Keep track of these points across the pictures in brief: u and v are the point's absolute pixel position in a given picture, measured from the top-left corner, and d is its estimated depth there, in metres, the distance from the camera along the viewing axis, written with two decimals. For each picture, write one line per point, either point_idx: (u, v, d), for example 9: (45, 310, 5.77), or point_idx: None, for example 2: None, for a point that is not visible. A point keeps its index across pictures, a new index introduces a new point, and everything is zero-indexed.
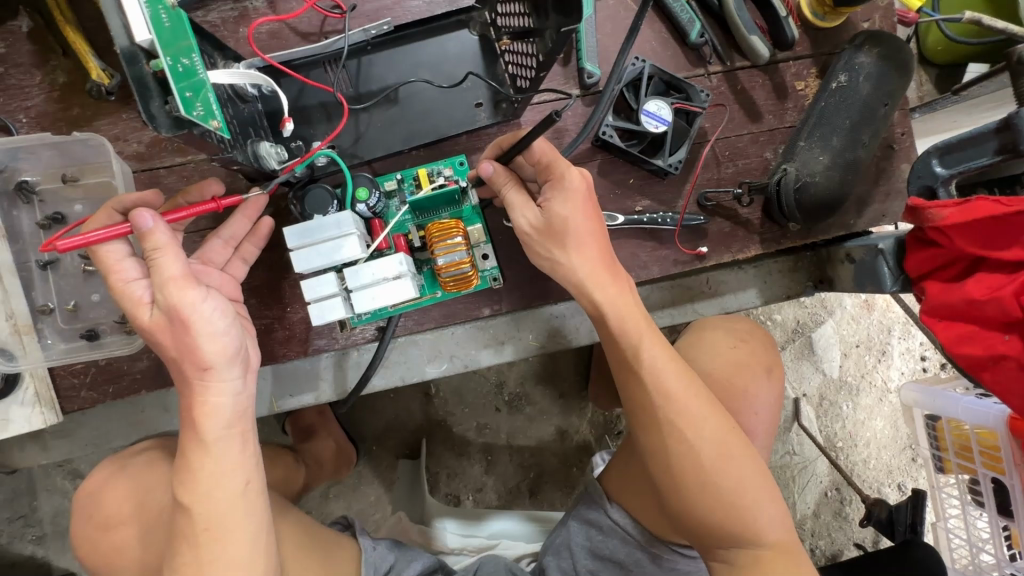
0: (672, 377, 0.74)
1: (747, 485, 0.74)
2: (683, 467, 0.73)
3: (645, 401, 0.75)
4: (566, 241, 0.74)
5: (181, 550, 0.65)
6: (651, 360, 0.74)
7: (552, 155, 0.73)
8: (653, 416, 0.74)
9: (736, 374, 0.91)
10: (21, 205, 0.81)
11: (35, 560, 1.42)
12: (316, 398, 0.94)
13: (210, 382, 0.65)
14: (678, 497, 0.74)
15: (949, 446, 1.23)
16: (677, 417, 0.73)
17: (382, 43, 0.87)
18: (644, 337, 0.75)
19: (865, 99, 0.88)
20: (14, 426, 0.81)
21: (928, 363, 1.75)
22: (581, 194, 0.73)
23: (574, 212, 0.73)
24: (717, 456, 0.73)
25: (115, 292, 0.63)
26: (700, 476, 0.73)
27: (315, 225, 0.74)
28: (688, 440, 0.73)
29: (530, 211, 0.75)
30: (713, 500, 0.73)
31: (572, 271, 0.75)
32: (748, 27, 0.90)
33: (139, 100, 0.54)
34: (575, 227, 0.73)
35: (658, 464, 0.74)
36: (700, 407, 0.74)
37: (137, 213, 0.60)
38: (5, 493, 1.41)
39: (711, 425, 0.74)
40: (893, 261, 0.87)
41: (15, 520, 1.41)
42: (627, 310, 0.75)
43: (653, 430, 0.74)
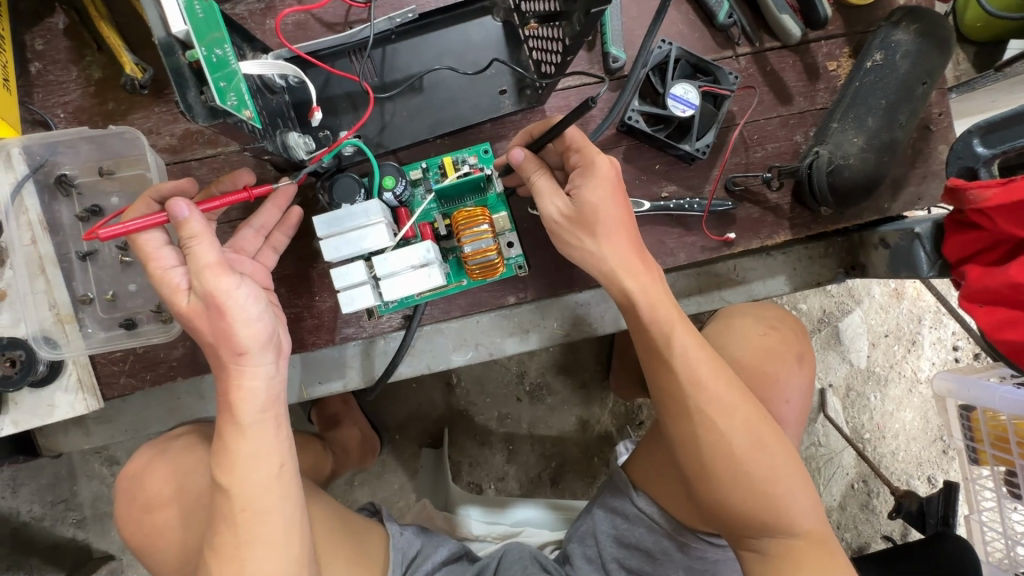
0: (703, 366, 0.74)
1: (779, 474, 0.73)
2: (713, 455, 0.72)
3: (674, 390, 0.74)
4: (597, 229, 0.74)
5: (222, 532, 0.67)
6: (681, 348, 0.74)
7: (582, 143, 0.74)
8: (683, 405, 0.73)
9: (767, 362, 0.89)
10: (61, 198, 0.84)
11: (76, 542, 1.48)
12: (344, 386, 0.96)
13: (245, 366, 0.67)
14: (708, 487, 0.73)
15: (984, 437, 1.20)
16: (707, 406, 0.73)
17: (406, 31, 0.87)
18: (674, 325, 0.75)
19: (902, 77, 0.85)
20: (60, 412, 0.83)
21: (961, 353, 1.70)
22: (610, 181, 0.73)
23: (604, 199, 0.73)
24: (749, 445, 0.72)
25: (154, 279, 0.65)
26: (732, 465, 0.72)
27: (344, 214, 0.74)
28: (717, 428, 0.72)
29: (560, 199, 0.75)
30: (744, 489, 0.72)
31: (603, 260, 0.75)
32: (779, 6, 0.88)
33: (176, 91, 0.55)
34: (604, 215, 0.73)
35: (688, 454, 0.74)
36: (730, 395, 0.74)
37: (173, 202, 0.62)
38: (47, 478, 1.47)
39: (742, 413, 0.73)
40: (930, 245, 0.85)
41: (57, 504, 1.47)
42: (658, 299, 0.75)
43: (682, 420, 0.74)
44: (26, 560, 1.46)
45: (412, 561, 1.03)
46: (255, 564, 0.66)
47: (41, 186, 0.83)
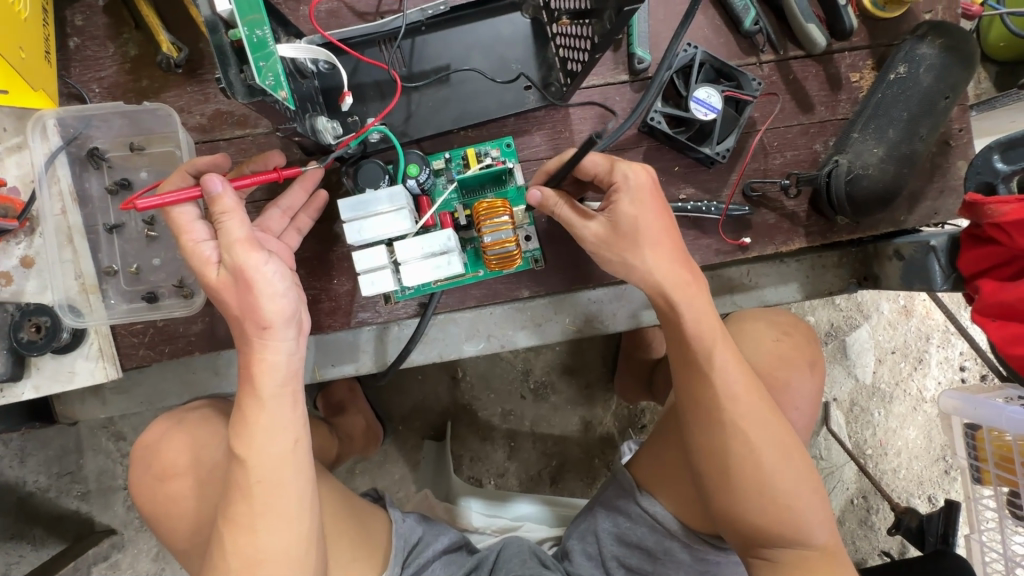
0: (739, 378, 0.74)
1: (803, 488, 0.74)
2: (742, 466, 0.73)
3: (709, 399, 0.74)
4: (640, 242, 0.75)
5: (236, 500, 0.69)
6: (720, 361, 0.74)
7: (608, 162, 0.76)
8: (718, 416, 0.74)
9: (782, 369, 0.90)
10: (91, 171, 0.86)
11: (79, 515, 1.50)
12: (356, 369, 0.97)
13: (268, 339, 0.68)
14: (731, 496, 0.73)
15: (989, 456, 1.20)
16: (743, 418, 0.73)
17: (436, 24, 0.89)
18: (714, 337, 0.75)
19: (924, 90, 0.85)
20: (80, 379, 0.85)
21: (967, 373, 1.70)
22: (646, 189, 0.75)
23: (647, 215, 0.75)
24: (778, 459, 0.73)
25: (185, 251, 0.66)
26: (758, 476, 0.72)
27: (369, 199, 0.76)
28: (751, 440, 0.73)
29: (597, 222, 0.77)
30: (767, 500, 0.72)
31: (649, 270, 0.75)
32: (806, 15, 0.89)
33: (218, 67, 0.57)
34: (644, 230, 0.75)
35: (715, 462, 0.74)
36: (763, 408, 0.74)
37: (208, 177, 0.64)
38: (54, 450, 1.49)
39: (774, 427, 0.74)
40: (945, 258, 0.86)
41: (63, 476, 1.49)
42: (704, 313, 0.75)
43: (714, 430, 0.74)
44: (29, 530, 1.48)
45: (413, 549, 1.04)
46: (268, 533, 0.69)
47: (72, 158, 0.85)
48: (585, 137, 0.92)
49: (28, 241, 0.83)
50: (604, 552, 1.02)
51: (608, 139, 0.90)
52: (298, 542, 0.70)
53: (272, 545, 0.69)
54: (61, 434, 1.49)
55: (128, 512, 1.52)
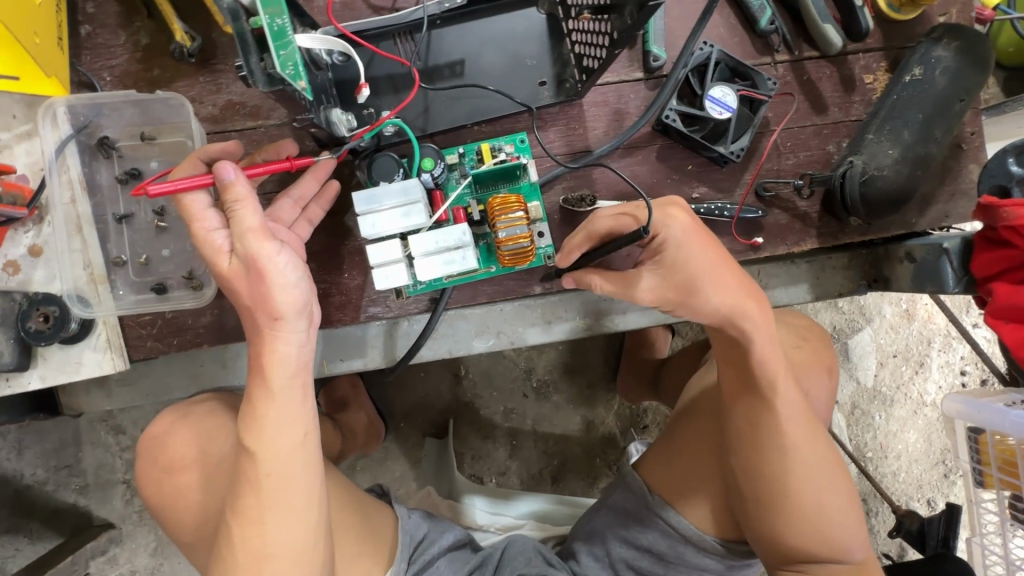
0: (797, 405, 0.80)
1: (845, 510, 0.82)
2: (796, 488, 0.79)
3: (772, 427, 0.79)
4: (701, 287, 0.73)
5: (244, 493, 0.69)
6: (782, 390, 0.79)
7: (616, 212, 0.73)
8: (778, 443, 0.79)
9: (809, 377, 0.90)
10: (101, 159, 0.85)
11: (77, 508, 1.49)
12: (364, 364, 0.96)
13: (280, 331, 0.67)
14: (782, 516, 0.80)
15: (992, 460, 1.20)
16: (800, 444, 0.80)
17: (450, 18, 0.88)
18: (778, 366, 0.79)
19: (939, 93, 0.86)
20: (86, 370, 0.84)
21: (968, 378, 1.71)
22: (692, 231, 0.72)
23: (702, 255, 0.72)
24: (825, 482, 0.81)
25: (197, 240, 0.66)
26: (809, 497, 0.80)
27: (383, 191, 0.75)
28: (807, 465, 0.80)
29: (645, 273, 0.76)
30: (815, 521, 0.80)
31: (716, 309, 0.74)
32: (822, 16, 0.89)
33: (240, 54, 0.56)
34: (703, 277, 0.73)
35: (771, 487, 0.79)
36: (815, 433, 0.81)
37: (221, 164, 0.63)
38: (52, 443, 1.48)
39: (824, 451, 0.82)
40: (958, 261, 0.85)
41: (61, 469, 1.48)
42: (770, 344, 0.78)
43: (774, 456, 0.79)
44: (26, 523, 1.47)
45: (419, 546, 1.04)
46: (276, 527, 0.69)
47: (82, 147, 0.84)
48: (599, 135, 0.92)
49: (36, 230, 0.82)
50: (610, 552, 1.03)
51: (623, 136, 0.89)
52: (307, 536, 0.71)
53: (280, 539, 0.69)
54: (60, 427, 1.47)
55: (127, 507, 1.51)
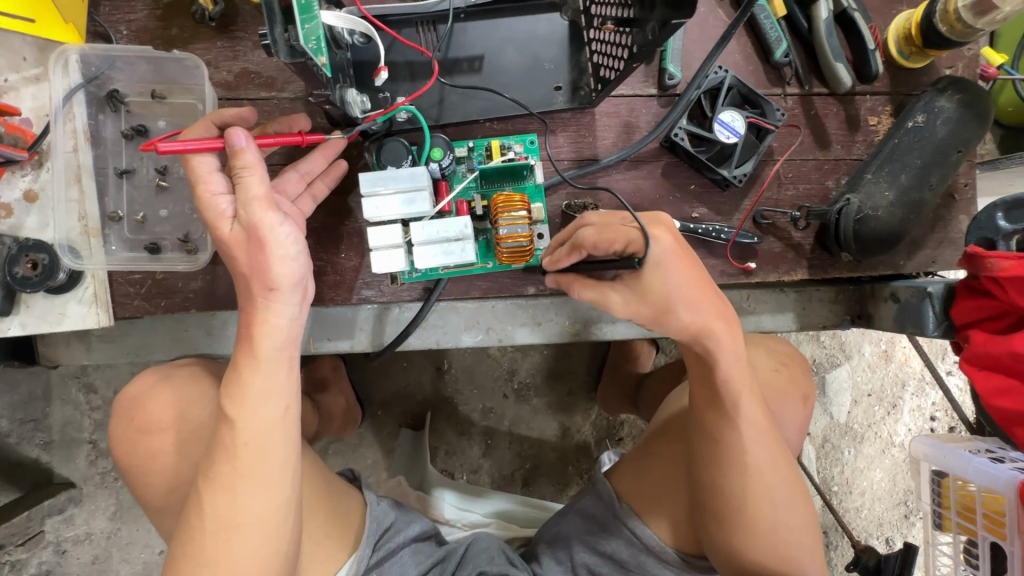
0: (761, 426, 0.81)
1: (803, 529, 0.84)
2: (755, 507, 0.81)
3: (731, 446, 0.81)
4: (676, 307, 0.73)
5: (219, 460, 0.70)
6: (746, 411, 0.80)
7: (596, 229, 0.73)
8: (739, 462, 0.80)
9: (779, 399, 0.90)
10: (108, 112, 0.84)
11: (39, 464, 1.47)
12: (351, 346, 0.96)
13: (273, 301, 0.67)
14: (738, 534, 0.81)
15: (951, 504, 1.23)
16: (761, 464, 0.81)
17: (474, 13, 0.89)
18: (742, 387, 0.80)
19: (939, 141, 0.88)
20: (69, 322, 0.83)
21: (937, 424, 1.74)
22: (676, 255, 0.72)
23: (681, 276, 0.73)
24: (784, 501, 0.82)
25: (201, 202, 0.65)
26: (766, 517, 0.81)
27: (390, 175, 0.76)
28: (766, 485, 0.81)
29: (618, 288, 0.76)
30: (770, 541, 0.82)
31: (686, 325, 0.75)
32: (835, 54, 0.90)
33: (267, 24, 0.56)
34: (676, 297, 0.73)
35: (730, 504, 0.81)
36: (778, 455, 0.82)
37: (232, 130, 0.63)
38: (21, 395, 1.46)
39: (786, 473, 0.83)
40: (939, 306, 0.88)
41: (26, 422, 1.46)
42: (738, 365, 0.78)
43: (734, 475, 0.81)
44: None
45: (384, 534, 1.03)
46: (248, 496, 0.70)
47: (90, 98, 0.83)
48: (607, 145, 0.93)
49: (34, 175, 0.81)
50: (574, 557, 1.04)
51: (630, 149, 0.91)
52: (277, 509, 0.72)
53: (251, 509, 0.70)
54: (30, 379, 1.45)
55: (91, 467, 1.48)
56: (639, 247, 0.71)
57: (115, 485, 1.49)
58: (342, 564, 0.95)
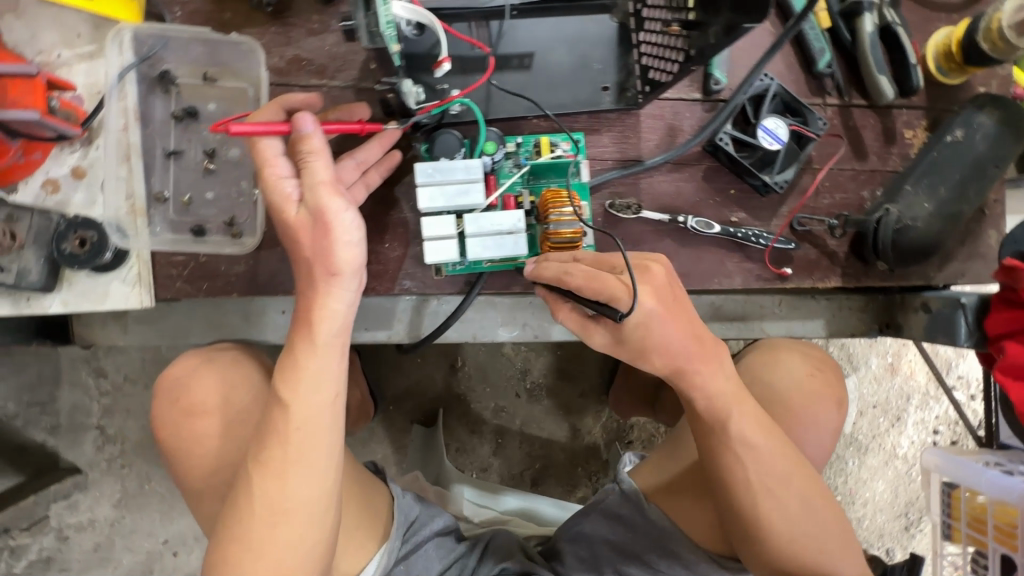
0: (761, 445, 0.83)
1: (826, 528, 0.85)
2: (771, 511, 0.83)
3: (741, 454, 0.82)
4: (656, 341, 0.78)
5: (270, 445, 0.70)
6: (740, 435, 0.82)
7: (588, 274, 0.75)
8: (743, 480, 0.83)
9: (809, 404, 0.92)
10: (158, 93, 0.84)
11: (45, 448, 1.44)
12: (388, 337, 0.97)
13: (334, 287, 0.68)
14: (757, 543, 0.83)
15: (961, 515, 1.25)
16: (766, 480, 0.83)
17: (525, 10, 0.89)
18: (735, 412, 0.83)
19: (978, 156, 0.90)
20: (112, 301, 0.83)
21: (940, 438, 1.76)
22: (661, 291, 0.77)
23: (665, 328, 0.77)
24: (801, 502, 0.84)
25: (268, 184, 0.67)
26: (781, 528, 0.83)
27: (446, 166, 0.76)
28: (776, 497, 0.83)
29: (601, 328, 0.81)
30: (790, 549, 0.83)
31: (673, 355, 0.79)
32: (878, 67, 0.92)
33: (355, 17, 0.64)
34: (657, 330, 0.77)
35: (746, 508, 0.83)
36: (787, 468, 0.84)
37: (301, 115, 0.65)
38: (29, 377, 1.43)
39: (797, 484, 0.84)
40: (972, 317, 0.90)
41: (33, 405, 1.43)
42: (725, 392, 0.82)
43: (741, 492, 0.83)
44: None
45: (410, 526, 1.03)
46: (298, 482, 0.70)
47: (142, 77, 0.82)
48: (651, 147, 0.95)
49: (83, 152, 0.82)
50: (598, 554, 1.05)
51: (675, 152, 0.92)
52: (323, 496, 0.72)
53: (299, 495, 0.70)
54: (40, 361, 1.42)
55: (97, 454, 1.45)
56: (623, 301, 0.74)
57: (121, 471, 1.46)
58: (371, 556, 0.95)
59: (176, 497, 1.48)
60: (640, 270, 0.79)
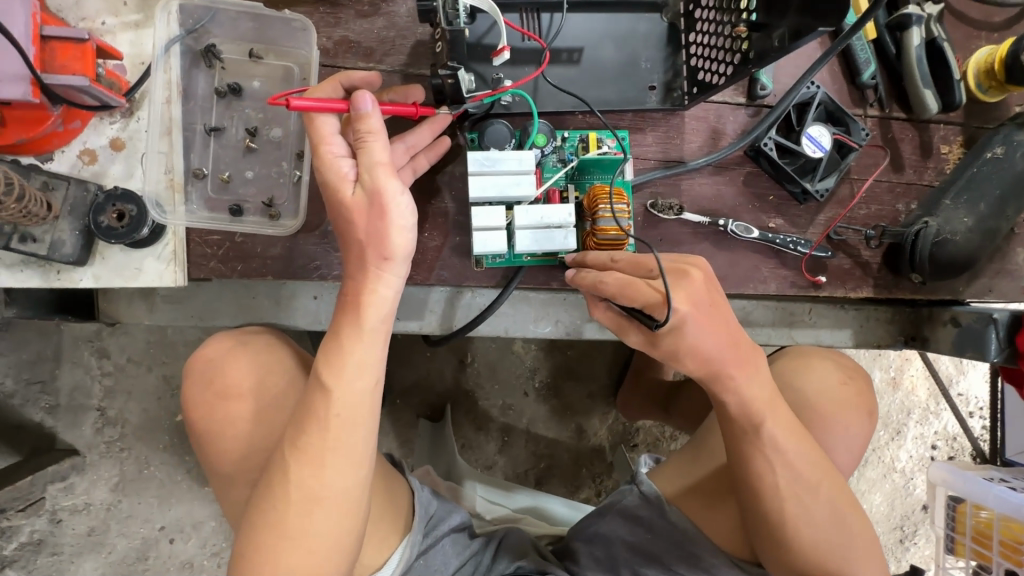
0: (792, 450, 0.78)
1: (850, 538, 0.80)
2: (796, 518, 0.78)
3: (770, 457, 0.78)
4: (690, 335, 0.72)
5: (310, 432, 0.67)
6: (771, 438, 0.78)
7: (621, 282, 0.72)
8: (772, 485, 0.78)
9: (842, 411, 0.92)
10: (202, 67, 0.82)
11: (41, 428, 1.36)
12: (419, 328, 0.97)
13: (384, 272, 0.67)
14: (780, 549, 0.80)
15: (967, 530, 1.25)
16: (795, 486, 0.78)
17: (578, 5, 0.88)
18: (767, 414, 0.78)
19: (1018, 173, 0.91)
20: (145, 278, 0.80)
21: (937, 453, 1.70)
22: (700, 290, 0.73)
23: (700, 331, 0.73)
24: (829, 510, 0.79)
25: (324, 163, 0.65)
26: (806, 536, 0.78)
27: (499, 156, 0.78)
28: (804, 504, 0.78)
29: (636, 330, 0.77)
30: (813, 557, 0.79)
31: (710, 350, 0.74)
32: (924, 80, 0.93)
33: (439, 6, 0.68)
34: (691, 324, 0.71)
35: (772, 514, 0.78)
36: (817, 475, 0.79)
37: (360, 94, 0.62)
38: (30, 354, 1.36)
39: (826, 492, 0.79)
40: (1003, 333, 0.92)
41: (32, 384, 1.36)
42: (759, 394, 0.78)
43: (768, 497, 0.78)
44: None
45: (430, 520, 1.00)
46: (335, 472, 0.68)
47: (186, 50, 0.80)
48: (693, 150, 0.94)
49: (123, 123, 0.80)
50: (616, 556, 1.02)
51: (718, 154, 0.92)
52: (359, 486, 0.70)
53: (335, 485, 0.68)
54: (43, 338, 1.36)
55: (96, 436, 1.37)
56: (658, 308, 0.70)
57: (121, 455, 1.38)
58: (396, 548, 0.91)
59: (176, 484, 1.40)
60: (678, 275, 0.74)
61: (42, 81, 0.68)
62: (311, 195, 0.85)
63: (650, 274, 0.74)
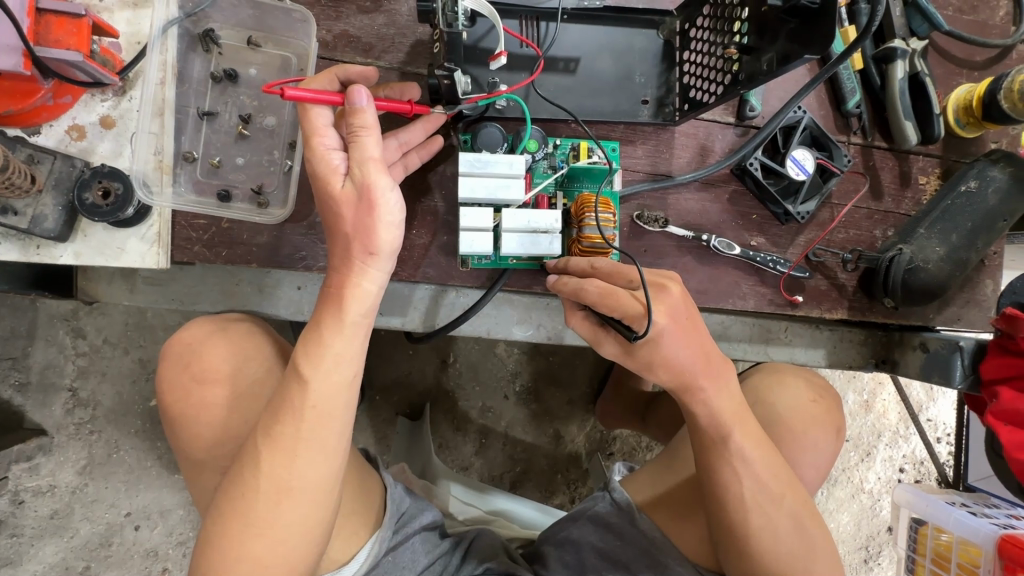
0: (759, 463, 0.80)
1: (812, 552, 0.82)
2: (760, 529, 0.80)
3: (737, 469, 0.79)
4: (664, 343, 0.74)
5: (283, 421, 0.67)
6: (738, 449, 0.79)
7: (603, 291, 0.73)
8: (737, 496, 0.79)
9: (811, 427, 0.95)
10: (199, 51, 0.82)
11: (9, 406, 1.33)
12: (402, 323, 0.97)
13: (370, 267, 0.68)
14: (743, 560, 0.81)
15: (927, 551, 1.27)
16: (760, 497, 0.80)
17: (576, 16, 0.90)
18: (735, 426, 0.80)
19: (989, 208, 0.94)
20: (128, 258, 0.80)
21: (905, 476, 1.74)
22: (677, 303, 0.75)
23: (675, 344, 0.75)
24: (792, 523, 0.81)
25: (316, 154, 0.66)
26: (769, 547, 0.80)
27: (489, 159, 0.80)
28: (767, 516, 0.80)
29: (613, 340, 0.79)
30: (775, 568, 0.80)
31: (683, 361, 0.76)
32: (905, 113, 0.96)
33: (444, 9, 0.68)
34: (666, 333, 0.73)
35: (737, 526, 0.80)
36: (781, 487, 0.81)
37: (355, 89, 0.63)
38: (3, 330, 1.33)
39: (790, 503, 0.81)
40: (968, 360, 0.95)
41: (3, 360, 1.33)
42: (727, 407, 0.80)
43: (734, 508, 0.79)
44: None
45: (401, 517, 0.98)
46: (307, 462, 0.68)
47: (184, 33, 0.80)
48: (681, 165, 0.96)
49: (115, 101, 0.79)
50: (584, 561, 1.00)
51: (706, 171, 0.94)
52: (330, 477, 0.70)
53: (306, 475, 0.68)
54: (16, 314, 1.33)
55: (66, 416, 1.35)
56: (637, 318, 0.72)
57: (90, 438, 1.36)
58: (363, 543, 0.90)
59: (144, 470, 1.37)
60: (657, 288, 0.75)
61: (35, 54, 0.67)
62: (301, 186, 0.85)
63: (629, 285, 0.76)
